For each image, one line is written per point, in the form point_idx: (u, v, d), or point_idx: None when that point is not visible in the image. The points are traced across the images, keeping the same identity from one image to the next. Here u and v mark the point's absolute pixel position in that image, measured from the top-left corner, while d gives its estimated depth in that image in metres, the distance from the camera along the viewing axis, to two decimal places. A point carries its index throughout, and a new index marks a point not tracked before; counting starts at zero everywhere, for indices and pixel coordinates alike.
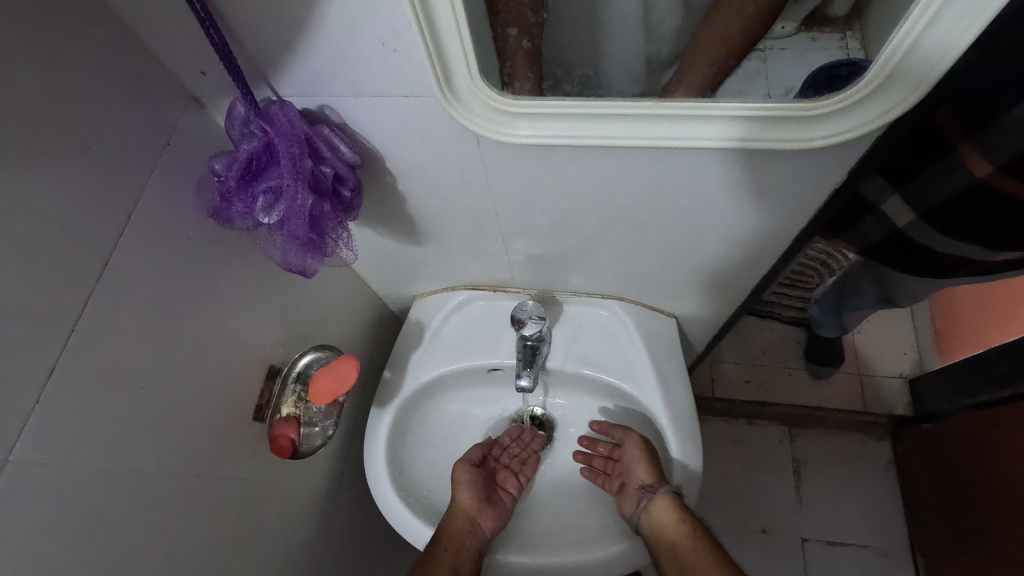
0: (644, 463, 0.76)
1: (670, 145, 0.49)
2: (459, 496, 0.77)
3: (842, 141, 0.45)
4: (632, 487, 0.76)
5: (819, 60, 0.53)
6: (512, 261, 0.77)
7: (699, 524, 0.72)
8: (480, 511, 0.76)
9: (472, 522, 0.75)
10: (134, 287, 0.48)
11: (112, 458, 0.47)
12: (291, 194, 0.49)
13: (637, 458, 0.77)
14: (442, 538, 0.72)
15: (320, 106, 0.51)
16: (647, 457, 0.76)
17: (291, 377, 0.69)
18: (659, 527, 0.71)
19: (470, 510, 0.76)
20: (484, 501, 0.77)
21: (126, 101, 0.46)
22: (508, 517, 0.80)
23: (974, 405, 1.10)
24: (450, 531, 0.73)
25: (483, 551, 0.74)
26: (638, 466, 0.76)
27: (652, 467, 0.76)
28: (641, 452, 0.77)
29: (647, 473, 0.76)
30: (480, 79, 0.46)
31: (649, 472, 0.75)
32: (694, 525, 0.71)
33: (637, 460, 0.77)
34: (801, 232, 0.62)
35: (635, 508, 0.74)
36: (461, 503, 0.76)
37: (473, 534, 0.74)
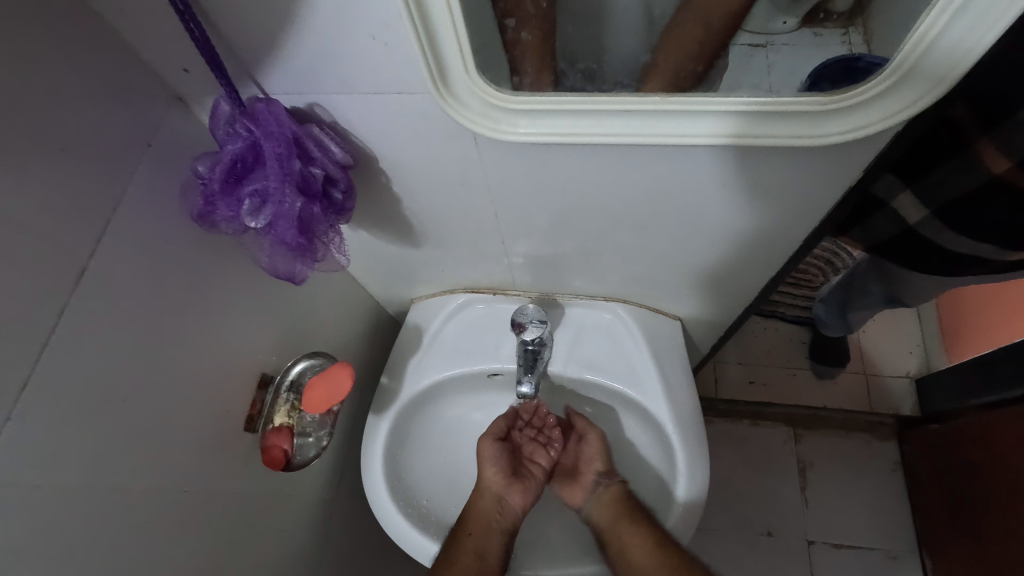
0: (598, 454, 0.80)
1: (678, 143, 0.46)
2: (484, 476, 0.79)
3: (858, 138, 0.43)
4: (586, 477, 0.80)
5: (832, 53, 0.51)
6: (512, 263, 0.75)
7: (644, 513, 0.75)
8: (507, 489, 0.78)
9: (499, 500, 0.78)
10: (114, 296, 0.45)
11: (93, 476, 0.45)
12: (278, 197, 0.46)
13: (592, 449, 0.80)
14: (467, 522, 0.76)
15: (309, 105, 0.48)
16: (602, 449, 0.80)
17: (284, 386, 0.67)
18: (604, 515, 0.76)
19: (495, 489, 0.78)
20: (510, 477, 0.79)
21: (104, 100, 0.43)
22: (540, 488, 0.82)
23: (983, 405, 1.07)
24: (475, 514, 0.76)
25: (513, 529, 0.77)
26: (594, 457, 0.80)
27: (604, 457, 0.80)
28: (596, 444, 0.80)
29: (600, 463, 0.80)
30: (477, 75, 0.44)
31: (602, 463, 0.79)
32: (639, 517, 0.75)
33: (593, 452, 0.80)
34: (813, 232, 0.59)
35: (585, 495, 0.79)
36: (487, 482, 0.79)
37: (500, 513, 0.77)
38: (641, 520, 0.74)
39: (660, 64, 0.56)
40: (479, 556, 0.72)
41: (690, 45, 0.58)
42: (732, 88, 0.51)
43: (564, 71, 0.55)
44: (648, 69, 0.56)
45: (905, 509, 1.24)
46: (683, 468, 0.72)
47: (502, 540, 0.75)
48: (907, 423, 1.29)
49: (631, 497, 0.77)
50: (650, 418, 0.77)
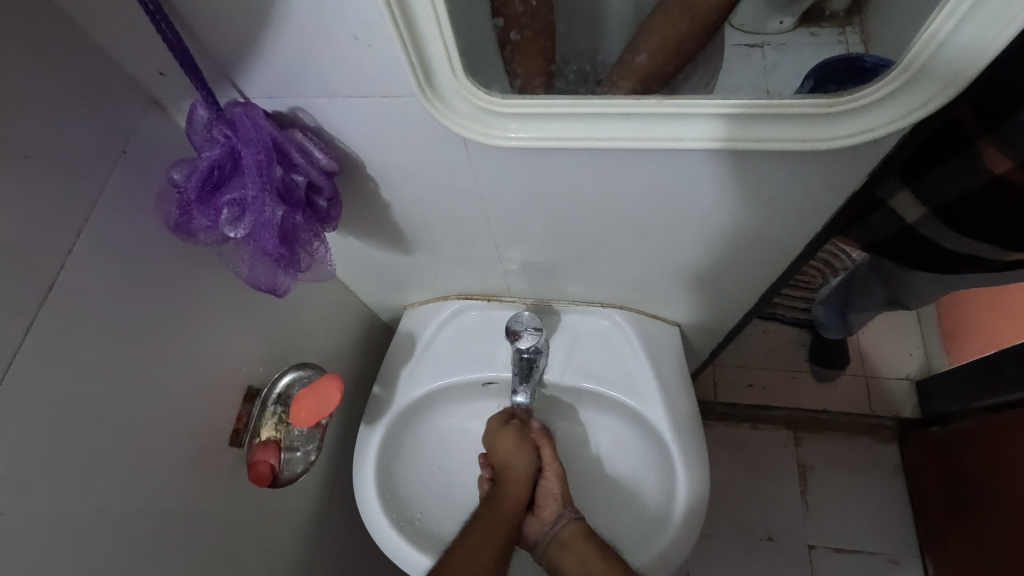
0: (557, 487, 0.75)
1: (674, 147, 0.44)
2: (514, 466, 0.75)
3: (863, 142, 0.41)
4: (545, 511, 0.74)
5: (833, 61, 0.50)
6: (506, 269, 0.73)
7: (610, 550, 0.69)
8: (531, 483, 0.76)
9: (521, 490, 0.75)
10: (86, 311, 0.43)
11: (65, 499, 0.43)
12: (258, 207, 0.45)
13: (549, 484, 0.76)
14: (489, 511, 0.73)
15: (292, 109, 0.46)
16: (559, 481, 0.76)
17: (271, 399, 0.65)
18: (565, 550, 0.69)
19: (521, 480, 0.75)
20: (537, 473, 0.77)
21: (73, 106, 0.41)
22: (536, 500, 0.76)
23: (985, 407, 1.06)
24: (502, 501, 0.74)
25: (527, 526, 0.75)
26: (553, 490, 0.75)
27: (565, 491, 0.75)
28: (553, 477, 0.76)
29: (558, 496, 0.75)
30: (464, 77, 0.42)
31: (562, 497, 0.74)
32: (605, 551, 0.68)
33: (551, 485, 0.76)
34: (817, 235, 0.58)
35: (543, 531, 0.72)
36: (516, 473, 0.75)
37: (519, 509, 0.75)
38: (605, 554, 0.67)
39: (656, 64, 0.55)
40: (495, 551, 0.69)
41: (686, 45, 0.57)
42: (730, 90, 0.49)
43: (556, 73, 0.53)
44: (643, 70, 0.55)
45: (907, 513, 1.22)
46: (683, 477, 0.70)
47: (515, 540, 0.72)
48: (908, 425, 1.27)
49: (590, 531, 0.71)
50: (648, 427, 0.75)
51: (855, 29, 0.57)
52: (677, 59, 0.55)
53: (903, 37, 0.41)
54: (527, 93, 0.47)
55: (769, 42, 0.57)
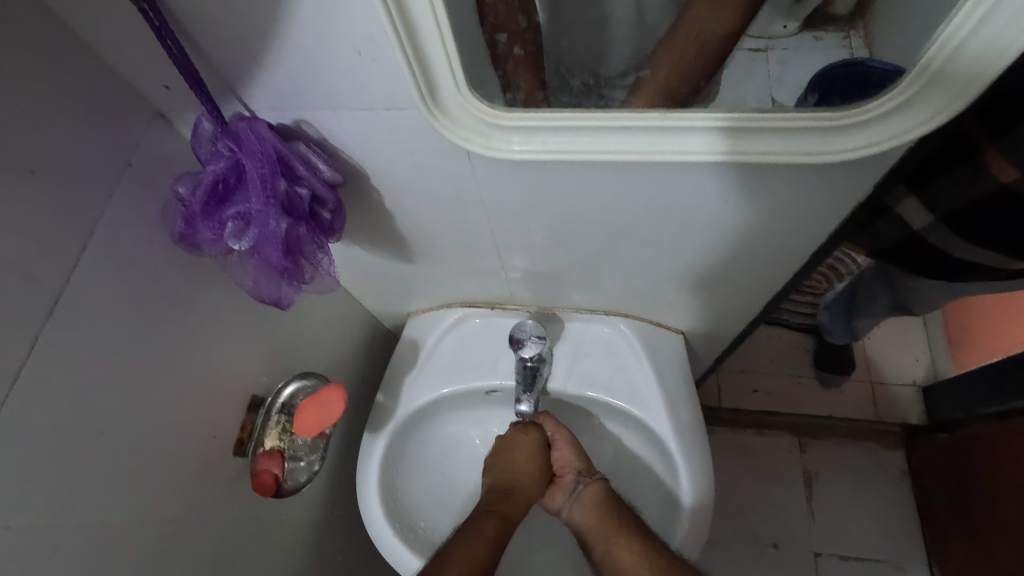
0: (570, 453, 0.74)
1: (678, 160, 0.44)
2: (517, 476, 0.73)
3: (867, 155, 0.41)
4: (564, 479, 0.74)
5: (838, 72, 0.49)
6: (510, 278, 0.73)
7: (630, 513, 0.69)
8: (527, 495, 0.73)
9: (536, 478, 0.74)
10: (92, 324, 0.44)
11: (69, 511, 0.43)
12: (262, 220, 0.45)
13: (562, 451, 0.75)
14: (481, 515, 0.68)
15: (296, 122, 0.46)
16: (571, 447, 0.75)
17: (275, 409, 0.65)
18: (585, 516, 0.69)
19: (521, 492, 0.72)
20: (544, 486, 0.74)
21: (79, 121, 0.42)
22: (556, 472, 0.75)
23: (992, 414, 1.05)
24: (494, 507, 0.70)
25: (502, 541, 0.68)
26: (568, 457, 0.74)
27: (578, 456, 0.74)
28: (564, 444, 0.75)
29: (574, 461, 0.74)
30: (467, 91, 0.42)
31: (578, 462, 0.74)
32: (624, 516, 0.68)
33: (566, 453, 0.75)
34: (823, 244, 0.57)
35: (564, 499, 0.73)
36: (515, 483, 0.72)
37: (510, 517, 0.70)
38: (624, 519, 0.68)
39: (668, 82, 0.54)
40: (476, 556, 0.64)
41: (697, 61, 0.56)
42: (734, 103, 0.49)
43: (560, 87, 0.53)
44: (647, 82, 0.55)
45: (913, 520, 1.21)
46: (687, 486, 0.70)
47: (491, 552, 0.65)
48: (914, 430, 1.26)
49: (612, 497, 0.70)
50: (653, 436, 0.74)
51: (859, 31, 0.59)
52: (687, 79, 0.54)
53: (906, 52, 0.42)
54: (531, 105, 0.47)
55: (772, 46, 0.62)
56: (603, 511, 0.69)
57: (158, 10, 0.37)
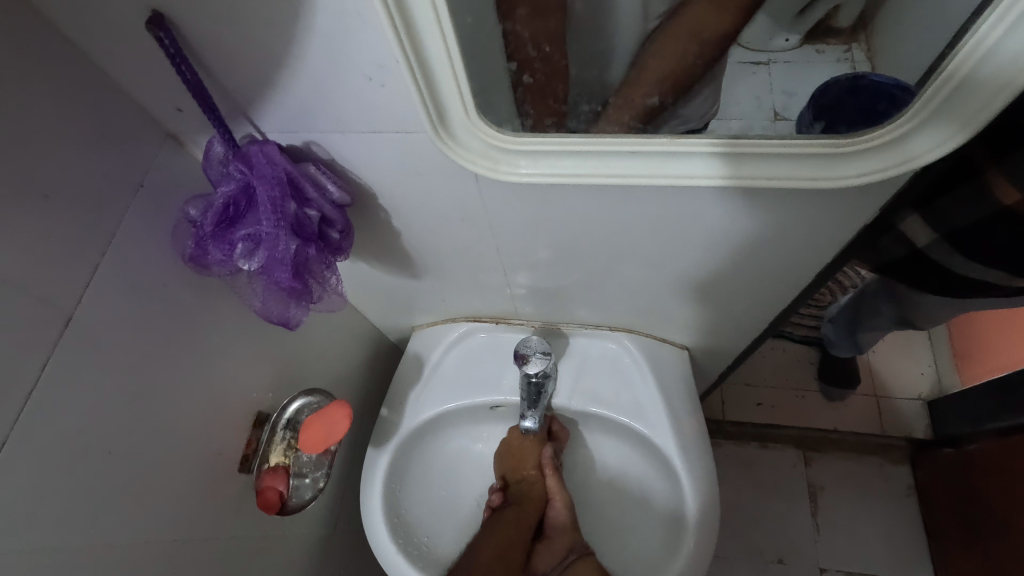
0: (566, 514, 0.77)
1: (682, 185, 0.44)
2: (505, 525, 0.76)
3: (871, 182, 0.41)
4: (555, 542, 0.76)
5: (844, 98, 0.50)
6: (514, 294, 0.73)
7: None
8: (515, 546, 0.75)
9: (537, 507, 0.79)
10: (102, 344, 0.44)
11: (74, 533, 0.43)
12: (272, 242, 0.45)
13: (557, 512, 0.78)
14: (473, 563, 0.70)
15: (306, 143, 0.47)
16: (566, 509, 0.78)
17: (280, 424, 0.65)
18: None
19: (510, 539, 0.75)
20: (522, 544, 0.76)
21: (92, 144, 0.42)
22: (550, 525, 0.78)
23: (999, 431, 1.04)
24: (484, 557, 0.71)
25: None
26: (563, 522, 0.77)
27: (572, 520, 0.77)
28: (562, 507, 0.78)
29: (569, 523, 0.77)
30: (476, 115, 0.43)
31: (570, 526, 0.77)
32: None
33: (561, 517, 0.77)
34: (828, 264, 0.58)
35: (552, 562, 0.74)
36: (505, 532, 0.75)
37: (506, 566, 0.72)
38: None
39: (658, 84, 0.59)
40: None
41: (692, 75, 0.60)
42: (739, 126, 0.50)
43: (568, 112, 0.54)
44: (652, 109, 0.55)
45: (921, 537, 1.19)
46: (692, 504, 0.70)
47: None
48: (920, 445, 1.25)
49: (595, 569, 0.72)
50: (658, 454, 0.74)
51: (860, 46, 0.63)
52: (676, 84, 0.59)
53: (910, 78, 0.42)
54: (539, 130, 0.48)
55: (774, 60, 0.63)
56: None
57: (173, 38, 0.38)
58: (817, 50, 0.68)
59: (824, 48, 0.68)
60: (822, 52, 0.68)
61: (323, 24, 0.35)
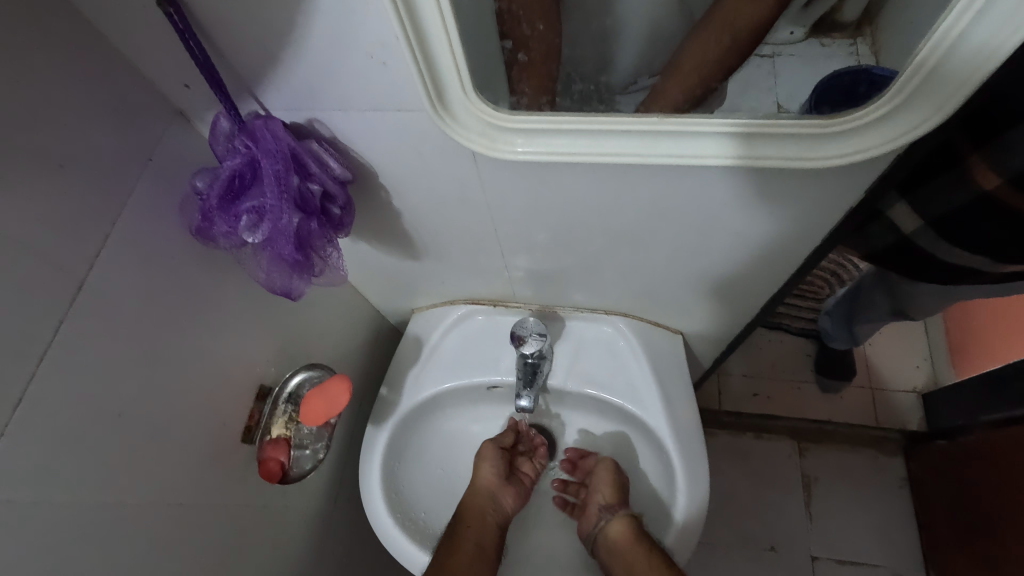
0: (604, 486, 0.76)
1: (675, 163, 0.46)
2: (480, 474, 0.78)
3: (856, 161, 0.42)
4: (592, 508, 0.76)
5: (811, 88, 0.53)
6: (512, 276, 0.75)
7: (654, 551, 0.69)
8: (501, 489, 0.78)
9: (495, 465, 0.79)
10: (112, 311, 0.46)
11: (87, 491, 0.45)
12: (275, 214, 0.47)
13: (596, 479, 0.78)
14: (464, 517, 0.75)
15: (309, 120, 0.48)
16: (606, 478, 0.77)
17: (282, 398, 0.67)
18: (612, 547, 0.72)
19: (491, 487, 0.77)
20: (505, 479, 0.79)
21: (103, 117, 0.44)
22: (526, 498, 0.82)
23: (992, 422, 1.05)
24: (470, 511, 0.75)
25: (504, 523, 0.77)
26: (600, 489, 0.76)
27: (611, 488, 0.76)
28: (602, 474, 0.78)
29: (604, 499, 0.75)
30: (474, 94, 0.44)
31: (606, 498, 0.75)
32: (651, 548, 0.69)
33: (599, 484, 0.77)
34: (815, 250, 0.59)
35: (592, 528, 0.76)
36: (483, 481, 0.78)
37: (494, 509, 0.77)
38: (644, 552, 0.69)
39: (693, 69, 0.60)
40: (479, 547, 0.72)
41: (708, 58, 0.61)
42: (732, 108, 0.51)
43: (561, 91, 0.55)
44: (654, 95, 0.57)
45: (911, 527, 1.22)
46: (684, 484, 0.71)
47: (497, 535, 0.75)
48: (912, 438, 1.27)
49: (639, 530, 0.72)
50: (650, 435, 0.76)
51: (865, 38, 0.56)
52: (712, 65, 0.60)
53: (887, 68, 0.44)
54: (534, 108, 0.49)
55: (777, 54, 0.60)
56: (629, 542, 0.71)
57: (182, 12, 0.39)
58: (821, 45, 0.61)
59: (828, 44, 0.61)
60: (826, 49, 0.60)
61: (326, 3, 0.37)
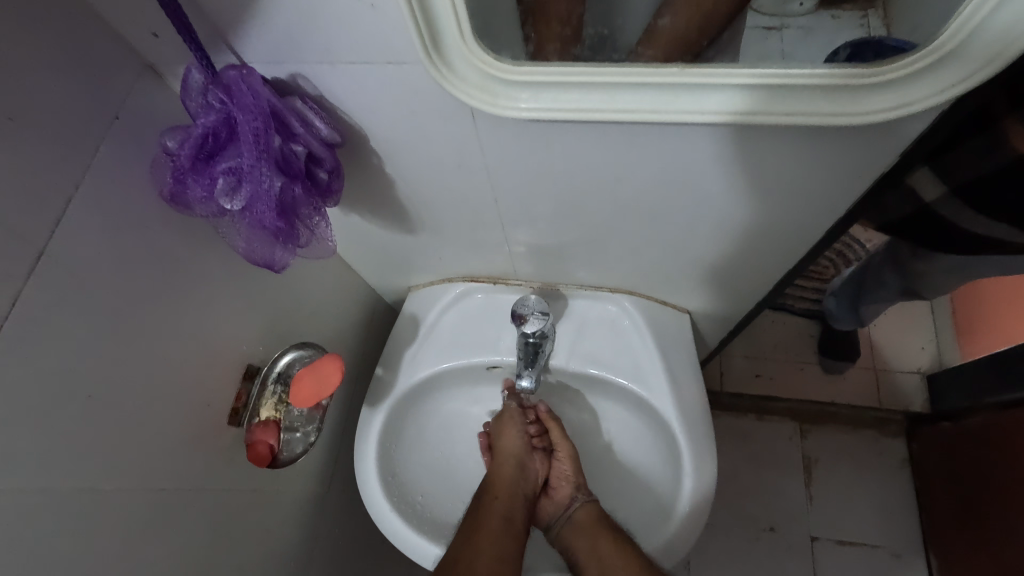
0: (568, 471, 0.77)
1: (692, 120, 0.42)
2: (505, 442, 0.77)
3: (892, 118, 0.38)
4: (558, 493, 0.76)
5: (842, 35, 0.48)
6: (513, 252, 0.71)
7: (618, 532, 0.69)
8: (528, 456, 0.77)
9: (522, 434, 0.77)
10: (79, 282, 0.42)
11: (57, 476, 0.42)
12: (255, 177, 0.43)
13: (562, 465, 0.78)
14: (492, 488, 0.74)
15: (291, 75, 0.44)
16: (570, 461, 0.77)
17: (271, 378, 0.64)
18: (575, 529, 0.72)
19: (518, 454, 0.76)
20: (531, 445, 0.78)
21: (61, 67, 0.39)
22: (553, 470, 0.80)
23: (999, 404, 1.02)
24: (500, 482, 0.74)
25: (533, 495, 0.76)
26: (567, 473, 0.77)
27: (576, 472, 0.77)
28: (565, 458, 0.78)
29: (568, 483, 0.76)
30: (473, 42, 0.40)
31: (572, 481, 0.76)
32: (614, 531, 0.69)
33: (565, 467, 0.78)
34: (837, 224, 0.55)
35: (557, 513, 0.75)
36: (509, 448, 0.76)
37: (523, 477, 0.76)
38: (608, 532, 0.69)
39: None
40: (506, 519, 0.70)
41: None
42: (762, 51, 0.45)
43: (579, 39, 0.49)
44: (672, 36, 0.49)
45: (913, 508, 1.20)
46: (690, 466, 0.69)
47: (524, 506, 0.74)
48: (915, 419, 1.24)
49: (602, 513, 0.72)
50: (656, 417, 0.73)
51: (878, 11, 0.48)
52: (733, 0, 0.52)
53: (922, 18, 0.40)
54: (540, 59, 0.44)
55: (788, 25, 0.50)
56: (593, 524, 0.71)
57: None
58: (832, 17, 0.52)
59: (842, 15, 0.52)
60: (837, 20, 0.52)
61: None
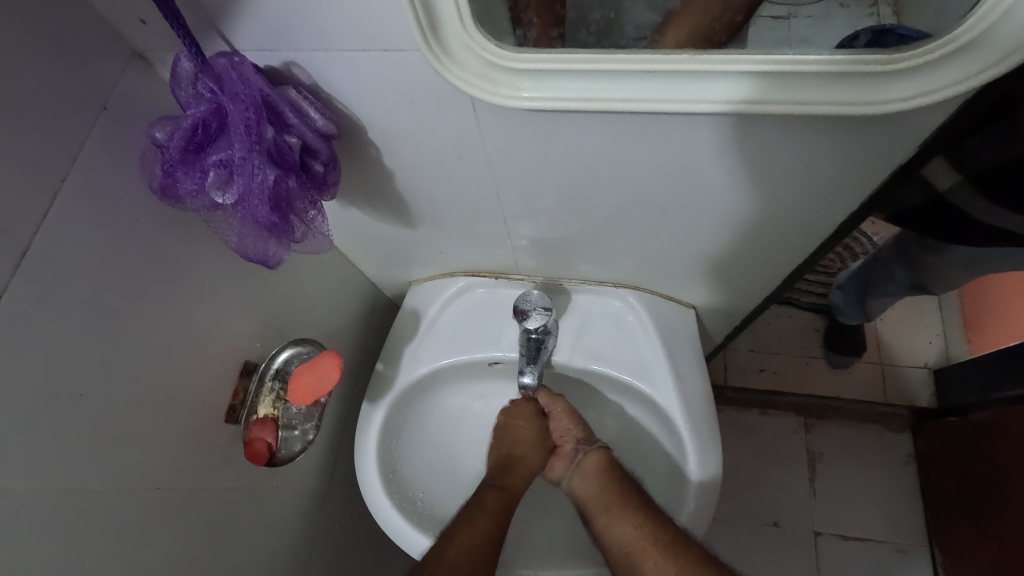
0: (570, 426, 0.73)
1: (701, 109, 0.40)
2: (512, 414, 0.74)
3: (913, 108, 0.36)
4: (564, 449, 0.72)
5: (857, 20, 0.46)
6: (515, 246, 0.70)
7: (631, 484, 0.67)
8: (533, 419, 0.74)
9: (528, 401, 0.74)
10: (67, 278, 0.41)
11: (47, 477, 0.41)
12: (247, 169, 0.42)
13: (561, 420, 0.74)
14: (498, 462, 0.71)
15: (285, 64, 0.43)
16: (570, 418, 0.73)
17: (269, 374, 0.62)
18: (586, 485, 0.68)
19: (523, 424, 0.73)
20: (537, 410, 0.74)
21: (46, 55, 0.38)
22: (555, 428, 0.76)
23: (1007, 399, 1.01)
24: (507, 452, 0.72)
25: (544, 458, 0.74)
26: (569, 427, 0.73)
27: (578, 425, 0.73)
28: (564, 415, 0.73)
29: (573, 437, 0.72)
30: (472, 27, 0.38)
31: (576, 436, 0.72)
32: (626, 484, 0.67)
33: (566, 423, 0.73)
34: (849, 217, 0.54)
35: (565, 470, 0.71)
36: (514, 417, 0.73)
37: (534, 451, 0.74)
38: (620, 486, 0.67)
39: None
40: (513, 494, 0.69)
41: None
42: (774, 38, 0.43)
43: (567, 20, 0.47)
44: (681, 23, 0.47)
45: (919, 503, 1.19)
46: (695, 464, 0.68)
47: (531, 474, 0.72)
48: (921, 414, 1.23)
49: (612, 463, 0.69)
50: (660, 413, 0.72)
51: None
52: None
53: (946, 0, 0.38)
54: (543, 46, 0.42)
55: (798, 14, 0.47)
56: (605, 479, 0.67)
57: None
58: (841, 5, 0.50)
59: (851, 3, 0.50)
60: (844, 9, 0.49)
61: None
